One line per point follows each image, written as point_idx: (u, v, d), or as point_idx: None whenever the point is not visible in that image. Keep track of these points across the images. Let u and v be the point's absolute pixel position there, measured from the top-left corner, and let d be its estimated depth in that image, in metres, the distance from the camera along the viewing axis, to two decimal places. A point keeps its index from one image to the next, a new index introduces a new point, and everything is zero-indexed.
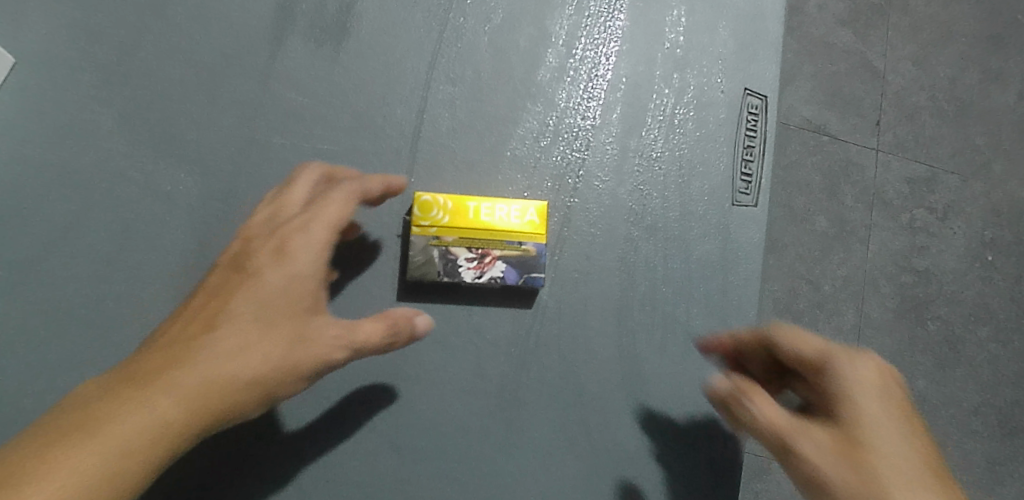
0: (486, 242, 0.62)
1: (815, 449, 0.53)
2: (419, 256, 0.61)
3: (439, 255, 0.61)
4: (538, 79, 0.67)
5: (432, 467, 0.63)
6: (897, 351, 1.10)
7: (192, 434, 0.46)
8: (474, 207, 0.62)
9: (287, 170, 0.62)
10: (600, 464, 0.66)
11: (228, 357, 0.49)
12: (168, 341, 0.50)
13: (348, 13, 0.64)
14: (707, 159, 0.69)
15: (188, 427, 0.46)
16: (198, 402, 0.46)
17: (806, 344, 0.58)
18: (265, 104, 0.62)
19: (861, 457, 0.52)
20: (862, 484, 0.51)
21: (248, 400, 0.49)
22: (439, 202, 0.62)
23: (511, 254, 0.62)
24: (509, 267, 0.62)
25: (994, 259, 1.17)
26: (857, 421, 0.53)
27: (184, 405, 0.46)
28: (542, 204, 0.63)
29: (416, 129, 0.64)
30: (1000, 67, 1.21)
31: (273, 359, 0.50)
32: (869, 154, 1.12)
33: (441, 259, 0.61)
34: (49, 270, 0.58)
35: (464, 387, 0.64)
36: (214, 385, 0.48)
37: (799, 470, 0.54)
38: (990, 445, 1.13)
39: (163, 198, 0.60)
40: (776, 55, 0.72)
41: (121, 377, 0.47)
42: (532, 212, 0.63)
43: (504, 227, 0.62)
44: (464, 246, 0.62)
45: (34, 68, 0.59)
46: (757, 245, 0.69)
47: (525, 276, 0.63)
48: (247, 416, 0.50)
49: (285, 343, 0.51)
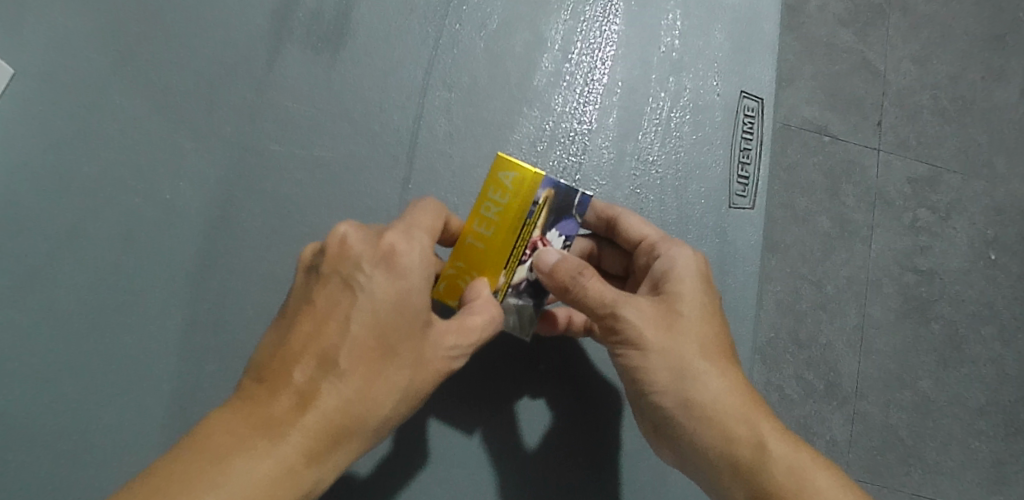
0: (526, 240, 0.54)
1: (636, 318, 0.53)
2: (510, 314, 0.57)
3: (521, 297, 0.57)
4: (535, 84, 0.67)
5: (429, 471, 0.62)
6: (901, 352, 1.09)
7: (327, 456, 0.47)
8: (473, 239, 0.54)
9: (285, 177, 0.62)
10: (600, 462, 0.66)
11: (353, 398, 0.47)
12: (279, 380, 0.47)
13: (345, 21, 0.65)
14: (704, 162, 0.70)
15: (318, 471, 0.46)
16: (326, 448, 0.46)
17: (646, 227, 0.60)
18: (264, 111, 0.63)
19: (664, 334, 0.53)
20: (666, 353, 0.53)
21: (374, 435, 0.49)
22: (455, 277, 0.55)
23: (545, 217, 0.54)
24: (558, 227, 0.55)
25: (998, 258, 1.16)
26: (672, 295, 0.55)
27: (315, 459, 0.46)
28: (497, 160, 0.52)
29: (412, 134, 0.65)
30: (1002, 66, 1.20)
31: (407, 381, 0.49)
32: (871, 154, 1.12)
33: (522, 291, 0.56)
34: (49, 277, 0.58)
35: (464, 388, 0.64)
36: (344, 415, 0.47)
37: (622, 352, 0.54)
38: (996, 445, 1.12)
39: (163, 205, 0.61)
40: (771, 59, 0.73)
41: (267, 402, 0.47)
42: (504, 179, 0.52)
43: (511, 214, 0.52)
44: (518, 266, 0.55)
45: (35, 78, 0.60)
46: (754, 247, 0.70)
47: (573, 216, 0.55)
48: (386, 431, 0.50)
49: (407, 360, 0.49)
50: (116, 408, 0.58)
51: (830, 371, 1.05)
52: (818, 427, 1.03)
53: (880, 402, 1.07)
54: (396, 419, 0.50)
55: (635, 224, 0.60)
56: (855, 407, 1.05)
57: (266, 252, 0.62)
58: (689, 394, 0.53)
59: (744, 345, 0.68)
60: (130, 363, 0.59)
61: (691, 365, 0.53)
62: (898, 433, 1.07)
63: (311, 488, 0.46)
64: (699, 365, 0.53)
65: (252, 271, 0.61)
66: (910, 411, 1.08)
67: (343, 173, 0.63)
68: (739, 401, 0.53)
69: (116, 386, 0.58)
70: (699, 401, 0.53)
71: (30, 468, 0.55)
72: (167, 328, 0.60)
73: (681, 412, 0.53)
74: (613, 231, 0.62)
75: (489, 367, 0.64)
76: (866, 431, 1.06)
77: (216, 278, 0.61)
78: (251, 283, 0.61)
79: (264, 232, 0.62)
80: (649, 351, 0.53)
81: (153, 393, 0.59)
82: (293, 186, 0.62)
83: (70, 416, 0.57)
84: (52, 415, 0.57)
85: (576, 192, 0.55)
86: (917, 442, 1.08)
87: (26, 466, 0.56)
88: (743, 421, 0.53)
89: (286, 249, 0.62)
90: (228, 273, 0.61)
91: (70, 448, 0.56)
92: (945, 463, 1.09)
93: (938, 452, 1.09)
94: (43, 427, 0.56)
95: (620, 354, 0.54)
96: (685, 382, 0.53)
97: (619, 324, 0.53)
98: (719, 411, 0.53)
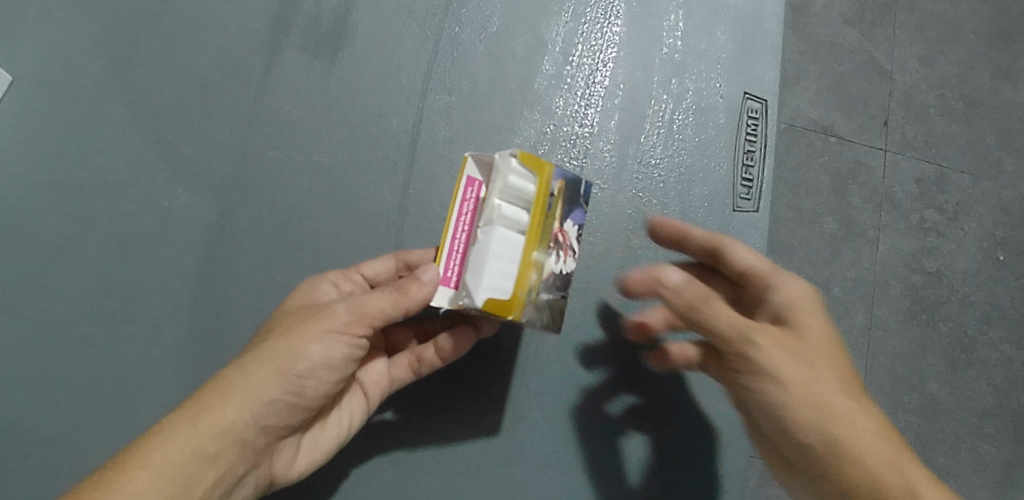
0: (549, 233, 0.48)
1: (770, 351, 0.50)
2: (543, 312, 0.50)
3: (551, 292, 0.51)
4: (535, 87, 0.67)
5: (426, 481, 0.61)
6: (909, 354, 1.08)
7: (209, 413, 0.46)
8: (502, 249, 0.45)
9: (283, 182, 0.62)
10: (608, 469, 0.64)
11: (236, 361, 0.49)
12: None
13: (342, 24, 0.65)
14: (707, 165, 0.69)
15: (197, 425, 0.45)
16: (206, 403, 0.46)
17: (758, 260, 0.58)
18: (260, 116, 0.62)
19: (792, 364, 0.50)
20: (806, 386, 0.49)
21: (248, 391, 0.46)
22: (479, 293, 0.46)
23: (562, 209, 0.50)
24: (571, 216, 0.52)
25: (1008, 259, 1.14)
26: (801, 323, 0.53)
27: (198, 415, 0.46)
28: (519, 153, 0.45)
29: (411, 139, 0.64)
30: (1011, 64, 1.18)
31: (281, 337, 0.48)
32: (878, 155, 1.10)
33: (552, 285, 0.50)
34: (46, 284, 0.58)
35: (467, 383, 0.63)
36: (226, 377, 0.48)
37: (754, 384, 0.50)
38: (1006, 449, 1.09)
39: (160, 211, 0.60)
40: (775, 59, 0.72)
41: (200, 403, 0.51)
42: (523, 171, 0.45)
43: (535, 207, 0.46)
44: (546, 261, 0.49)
45: (33, 86, 0.59)
46: (758, 251, 0.68)
47: (581, 205, 0.53)
48: (274, 385, 0.47)
49: (285, 324, 0.50)
50: (112, 416, 0.57)
51: None
52: None
53: (887, 405, 1.05)
54: (278, 371, 0.47)
55: (744, 254, 0.59)
56: None
57: (264, 258, 0.61)
58: (831, 425, 0.48)
59: None
60: (127, 370, 0.58)
61: (823, 396, 0.49)
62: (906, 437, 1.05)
63: (191, 446, 0.44)
64: (833, 398, 0.49)
65: (250, 277, 0.61)
66: (918, 414, 1.07)
67: (342, 177, 0.63)
68: (877, 435, 0.49)
69: (114, 393, 0.57)
70: (836, 437, 0.48)
71: (23, 478, 0.54)
72: (165, 334, 0.59)
73: (829, 447, 0.48)
74: (719, 262, 0.61)
75: (493, 365, 0.64)
76: None
77: (214, 284, 0.60)
78: (250, 290, 0.60)
79: (262, 237, 0.61)
80: (790, 385, 0.49)
81: (150, 400, 0.58)
82: (291, 192, 0.62)
83: (66, 423, 0.56)
84: (48, 422, 0.56)
85: (582, 181, 0.53)
86: (926, 445, 1.06)
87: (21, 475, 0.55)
88: (895, 452, 0.48)
89: (285, 254, 0.61)
90: (226, 278, 0.60)
91: (63, 456, 0.55)
92: (954, 467, 1.07)
93: (946, 455, 1.07)
94: (38, 436, 0.55)
95: (761, 390, 0.50)
96: (824, 414, 0.49)
97: (752, 355, 0.50)
98: (860, 445, 0.48)
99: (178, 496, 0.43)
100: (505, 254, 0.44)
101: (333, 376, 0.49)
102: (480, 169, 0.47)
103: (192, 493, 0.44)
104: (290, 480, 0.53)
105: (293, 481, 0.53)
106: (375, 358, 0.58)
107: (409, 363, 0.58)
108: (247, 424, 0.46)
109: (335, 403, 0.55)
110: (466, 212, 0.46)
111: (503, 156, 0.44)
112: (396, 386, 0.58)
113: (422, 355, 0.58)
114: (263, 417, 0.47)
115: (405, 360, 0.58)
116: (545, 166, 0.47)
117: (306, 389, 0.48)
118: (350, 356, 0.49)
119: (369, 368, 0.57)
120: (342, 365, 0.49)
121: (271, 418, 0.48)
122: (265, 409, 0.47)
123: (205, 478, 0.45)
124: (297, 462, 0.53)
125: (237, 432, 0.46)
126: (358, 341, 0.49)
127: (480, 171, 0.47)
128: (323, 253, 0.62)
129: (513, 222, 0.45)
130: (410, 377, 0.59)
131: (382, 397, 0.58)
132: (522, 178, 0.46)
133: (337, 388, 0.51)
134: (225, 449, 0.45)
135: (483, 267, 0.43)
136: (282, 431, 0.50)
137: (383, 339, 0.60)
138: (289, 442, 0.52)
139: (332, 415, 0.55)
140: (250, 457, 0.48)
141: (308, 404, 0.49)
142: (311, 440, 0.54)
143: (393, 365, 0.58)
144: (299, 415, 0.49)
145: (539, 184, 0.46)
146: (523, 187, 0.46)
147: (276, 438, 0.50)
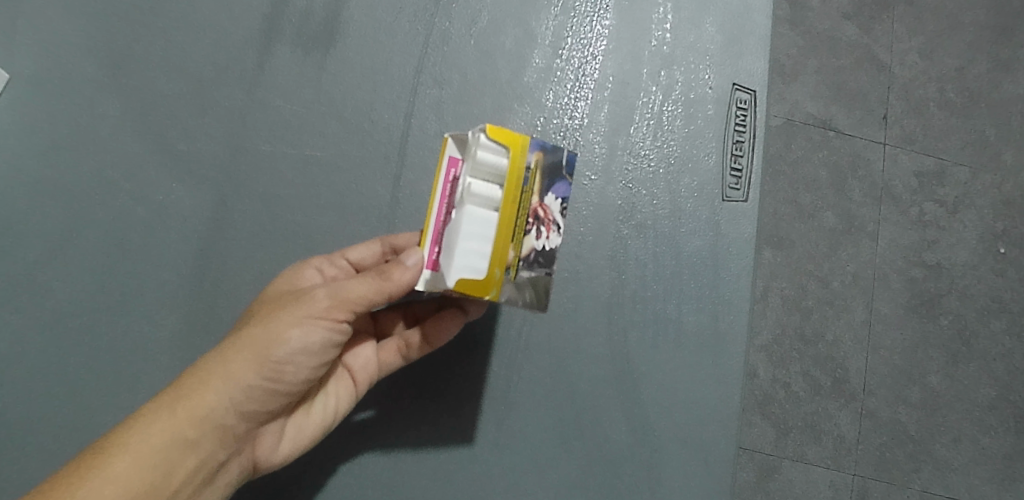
0: (527, 208, 0.47)
1: None
2: (524, 289, 0.49)
3: (532, 269, 0.50)
4: (525, 81, 0.67)
5: (419, 469, 0.62)
6: (910, 347, 1.08)
7: (186, 399, 0.47)
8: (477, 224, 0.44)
9: (277, 177, 0.63)
10: (603, 456, 0.65)
11: (217, 347, 0.50)
12: None
13: (334, 20, 0.65)
14: (696, 155, 0.69)
15: (175, 412, 0.46)
16: (184, 390, 0.47)
17: None
18: (254, 113, 0.63)
19: None
20: None
21: (225, 378, 0.47)
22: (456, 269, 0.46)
23: (541, 181, 0.49)
24: (554, 189, 0.50)
25: (1009, 251, 1.13)
26: None
27: (176, 402, 0.47)
28: (488, 127, 0.45)
29: (403, 133, 0.65)
30: (1012, 56, 1.18)
31: (259, 324, 0.49)
32: (877, 149, 1.10)
33: (533, 263, 0.50)
34: (43, 280, 0.59)
35: (460, 366, 0.64)
36: (204, 364, 0.48)
37: None
38: (1008, 441, 1.09)
39: (156, 208, 0.61)
40: (764, 50, 0.72)
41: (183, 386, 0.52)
42: (495, 146, 0.45)
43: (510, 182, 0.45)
44: (524, 237, 0.48)
45: (29, 86, 0.60)
46: (748, 239, 0.69)
47: (563, 176, 0.51)
48: (251, 371, 0.47)
49: (265, 311, 0.51)
50: (116, 409, 0.58)
51: (838, 367, 1.04)
52: (826, 423, 1.03)
53: (888, 398, 1.06)
54: (255, 357, 0.48)
55: None
56: (863, 404, 1.04)
57: (259, 251, 0.62)
58: None
59: (736, 337, 0.68)
60: (126, 364, 0.59)
61: None
62: (906, 430, 1.06)
63: (171, 431, 0.46)
64: None
65: (247, 272, 0.62)
66: (919, 407, 1.07)
67: (336, 172, 0.64)
68: None
69: (114, 387, 0.59)
70: None
71: (30, 470, 0.56)
72: (162, 328, 0.60)
73: None
74: None
75: (481, 354, 0.64)
76: (874, 427, 1.05)
77: (211, 279, 0.61)
78: (246, 283, 0.62)
79: (257, 232, 0.62)
80: None
81: (150, 392, 0.59)
82: (285, 186, 0.63)
83: (70, 416, 0.58)
84: (50, 416, 0.57)
85: (564, 151, 0.51)
86: (926, 438, 1.06)
87: (26, 467, 0.56)
88: None
89: (280, 248, 0.62)
90: (222, 273, 0.61)
91: (68, 448, 0.57)
92: (955, 459, 1.07)
93: (947, 448, 1.07)
94: (41, 429, 0.57)
95: None
96: None
97: None
98: None
99: (157, 480, 0.45)
100: (477, 232, 0.44)
101: (314, 361, 0.50)
102: (459, 147, 0.48)
103: (172, 477, 0.46)
104: (275, 465, 0.54)
105: (277, 466, 0.54)
106: (362, 343, 0.59)
107: (397, 348, 0.59)
108: (225, 410, 0.47)
109: (321, 387, 0.56)
110: (446, 192, 0.47)
111: (472, 133, 0.45)
112: (385, 371, 0.59)
113: (409, 340, 0.59)
114: (242, 402, 0.48)
115: (394, 345, 0.60)
116: (519, 139, 0.46)
117: (284, 374, 0.49)
118: (330, 340, 0.50)
119: (355, 352, 0.58)
120: (322, 350, 0.50)
121: (250, 404, 0.49)
122: (244, 395, 0.48)
123: (185, 462, 0.46)
124: (281, 448, 0.54)
125: (216, 418, 0.47)
126: (338, 326, 0.50)
127: (460, 150, 0.48)
128: (317, 246, 0.63)
129: (485, 198, 0.45)
130: (399, 362, 0.59)
131: (370, 382, 0.59)
132: (494, 153, 0.45)
133: (318, 373, 0.52)
134: (204, 435, 0.47)
135: (455, 246, 0.44)
136: (263, 417, 0.51)
137: (371, 323, 0.62)
138: (273, 427, 0.53)
139: (318, 400, 0.56)
140: (231, 442, 0.49)
141: (287, 389, 0.50)
142: (295, 425, 0.55)
143: (380, 349, 0.59)
144: (278, 400, 0.51)
145: (511, 158, 0.45)
146: (495, 162, 0.45)
147: (257, 423, 0.51)
